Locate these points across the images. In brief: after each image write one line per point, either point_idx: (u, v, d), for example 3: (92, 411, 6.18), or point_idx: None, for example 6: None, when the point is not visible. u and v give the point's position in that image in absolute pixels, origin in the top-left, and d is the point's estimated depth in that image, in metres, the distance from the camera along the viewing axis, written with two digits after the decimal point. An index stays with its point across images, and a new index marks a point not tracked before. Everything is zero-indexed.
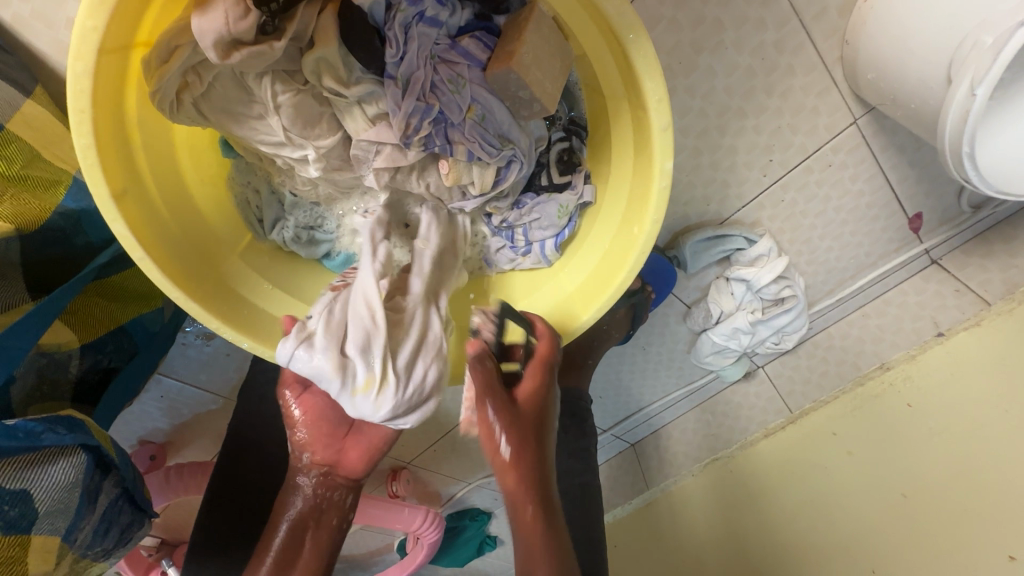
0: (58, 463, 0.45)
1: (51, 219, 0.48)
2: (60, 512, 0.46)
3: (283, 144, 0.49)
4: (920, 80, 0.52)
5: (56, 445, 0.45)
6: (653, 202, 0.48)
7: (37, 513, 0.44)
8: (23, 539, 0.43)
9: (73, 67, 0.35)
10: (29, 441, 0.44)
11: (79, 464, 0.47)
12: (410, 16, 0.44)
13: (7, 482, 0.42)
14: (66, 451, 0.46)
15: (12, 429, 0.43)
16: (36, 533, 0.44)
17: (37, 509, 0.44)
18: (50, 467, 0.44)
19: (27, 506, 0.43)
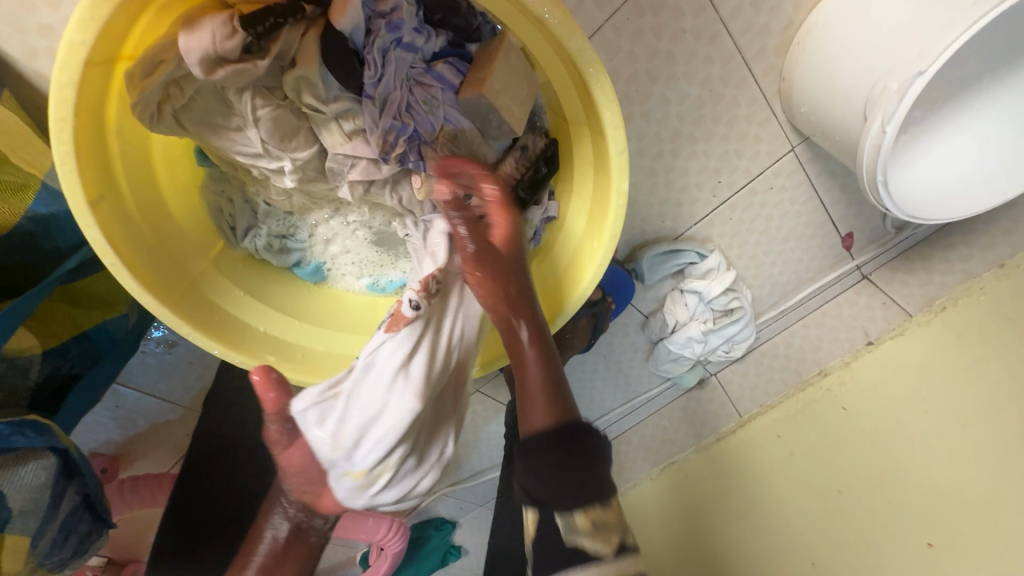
0: (29, 466, 0.46)
1: (20, 223, 0.49)
2: (33, 511, 0.47)
3: (260, 155, 0.50)
4: (843, 118, 0.59)
5: (24, 448, 0.46)
6: (610, 219, 0.52)
7: (11, 511, 0.45)
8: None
9: (57, 79, 0.36)
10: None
11: (48, 466, 0.47)
12: (387, 42, 0.46)
13: None
14: (34, 454, 0.46)
15: None
16: (9, 532, 0.45)
17: (11, 508, 0.45)
18: (20, 469, 0.45)
19: (0, 506, 0.44)
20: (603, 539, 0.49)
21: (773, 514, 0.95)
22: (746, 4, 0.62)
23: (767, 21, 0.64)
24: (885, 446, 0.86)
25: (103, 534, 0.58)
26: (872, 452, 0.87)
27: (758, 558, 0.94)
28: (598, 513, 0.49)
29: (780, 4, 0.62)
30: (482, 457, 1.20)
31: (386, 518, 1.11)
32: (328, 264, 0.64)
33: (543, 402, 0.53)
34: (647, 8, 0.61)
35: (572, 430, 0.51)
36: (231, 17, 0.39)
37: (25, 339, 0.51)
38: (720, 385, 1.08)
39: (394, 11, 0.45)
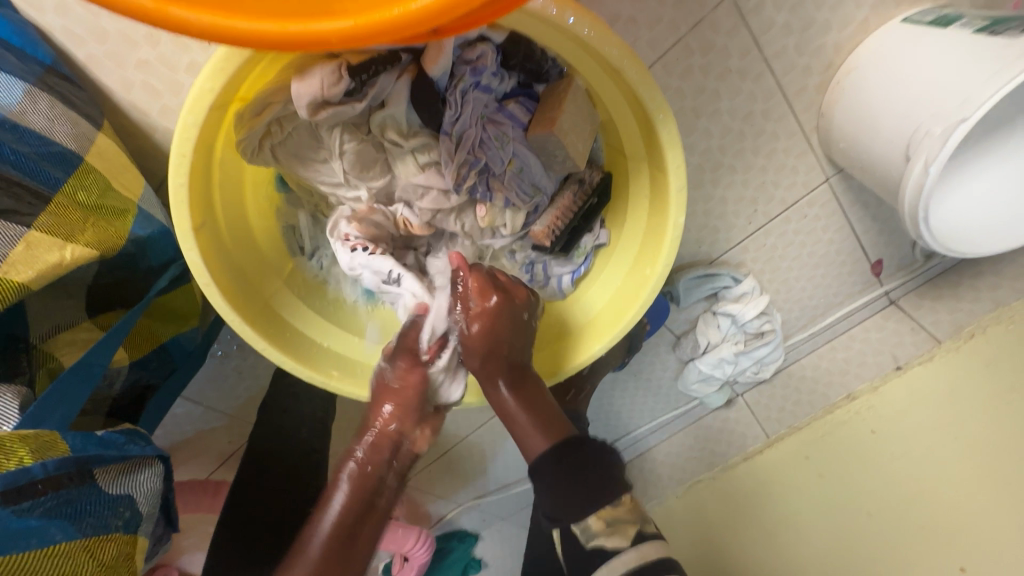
0: (145, 471, 0.48)
1: (126, 245, 0.52)
2: (149, 516, 0.49)
3: (340, 184, 0.55)
4: (884, 156, 0.62)
5: (139, 456, 0.48)
6: (665, 249, 0.55)
7: (137, 517, 0.47)
8: (132, 538, 0.46)
9: (184, 119, 0.41)
10: (118, 451, 0.47)
11: (158, 471, 0.50)
12: (467, 84, 0.50)
13: (110, 488, 0.45)
14: (148, 460, 0.49)
15: (103, 439, 0.46)
16: (141, 533, 0.47)
17: (140, 512, 0.47)
18: (141, 474, 0.47)
19: (134, 509, 0.47)
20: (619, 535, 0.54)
21: (797, 534, 0.97)
22: (790, 47, 0.66)
23: (808, 62, 0.67)
24: (918, 470, 0.87)
25: (165, 537, 0.59)
26: (901, 476, 0.89)
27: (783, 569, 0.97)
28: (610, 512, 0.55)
29: (822, 46, 0.66)
30: (508, 470, 1.23)
31: (415, 529, 1.14)
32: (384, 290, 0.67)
33: (542, 428, 0.59)
34: (696, 50, 0.64)
35: (573, 439, 0.57)
36: (340, 65, 0.43)
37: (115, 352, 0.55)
38: (748, 404, 1.09)
39: (480, 58, 0.49)
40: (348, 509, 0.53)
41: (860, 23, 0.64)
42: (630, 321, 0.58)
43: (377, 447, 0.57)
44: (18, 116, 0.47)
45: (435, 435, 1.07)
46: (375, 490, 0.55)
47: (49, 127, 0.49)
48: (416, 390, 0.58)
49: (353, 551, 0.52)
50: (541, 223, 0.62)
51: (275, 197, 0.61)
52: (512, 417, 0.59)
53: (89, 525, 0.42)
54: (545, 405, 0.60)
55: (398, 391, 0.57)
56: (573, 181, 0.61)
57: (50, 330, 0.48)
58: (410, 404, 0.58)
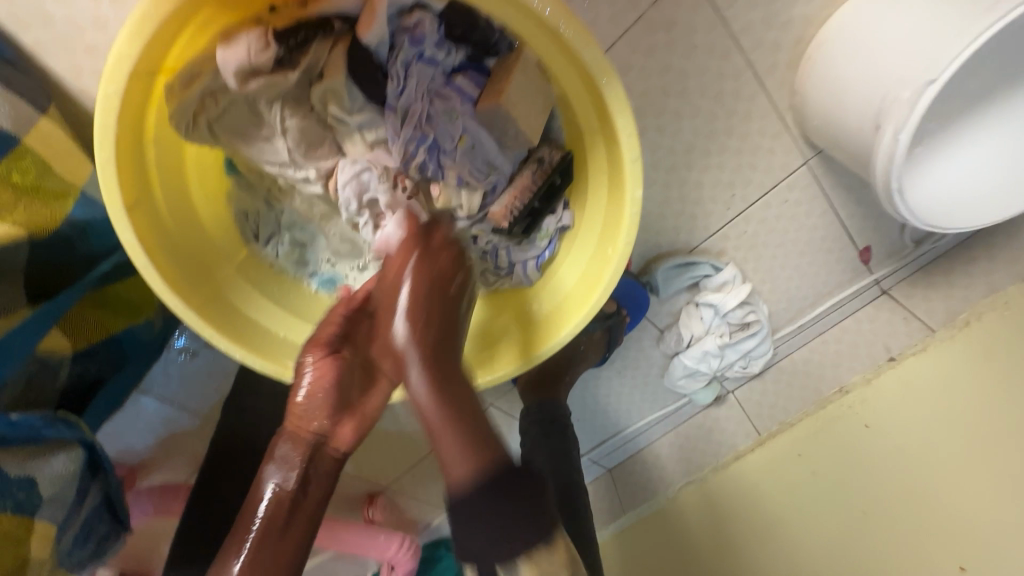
0: (60, 456, 0.48)
1: (61, 227, 0.51)
2: (59, 501, 0.48)
3: (287, 165, 0.53)
4: (857, 128, 0.60)
5: (54, 438, 0.48)
6: (625, 226, 0.53)
7: (41, 500, 0.46)
8: (27, 521, 0.45)
9: (105, 89, 0.39)
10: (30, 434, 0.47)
11: (77, 458, 0.49)
12: (410, 56, 0.49)
13: (15, 470, 0.45)
14: (65, 445, 0.49)
15: (13, 420, 0.46)
16: (38, 518, 0.46)
17: (40, 495, 0.46)
18: (48, 458, 0.47)
19: (32, 491, 0.45)
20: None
21: (791, 536, 0.93)
22: (757, 21, 0.64)
23: (778, 37, 0.65)
24: (913, 464, 0.83)
25: (119, 537, 0.58)
26: (897, 472, 0.85)
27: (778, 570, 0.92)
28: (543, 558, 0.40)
29: (791, 19, 0.64)
30: None
31: (398, 535, 1.12)
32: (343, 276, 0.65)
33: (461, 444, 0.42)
34: (659, 26, 0.63)
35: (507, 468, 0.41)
36: (265, 32, 0.42)
37: (54, 339, 0.52)
38: (739, 402, 1.05)
39: (417, 26, 0.48)
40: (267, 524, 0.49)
41: None
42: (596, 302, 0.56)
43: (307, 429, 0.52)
44: None
45: (414, 436, 1.05)
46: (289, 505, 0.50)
47: None
48: (328, 382, 0.52)
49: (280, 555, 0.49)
50: (501, 203, 0.60)
51: (223, 182, 0.59)
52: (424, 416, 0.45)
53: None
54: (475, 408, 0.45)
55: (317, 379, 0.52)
56: (533, 163, 0.59)
57: None
58: (318, 398, 0.52)
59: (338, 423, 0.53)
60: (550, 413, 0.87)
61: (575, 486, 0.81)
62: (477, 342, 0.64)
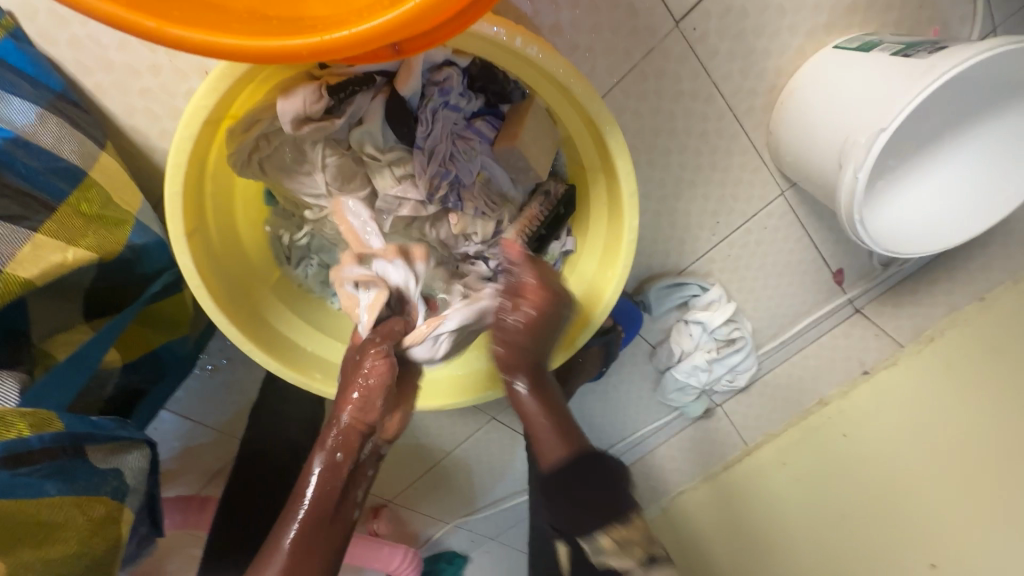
0: (129, 455, 0.54)
1: (122, 251, 0.56)
2: (134, 491, 0.55)
3: (323, 196, 0.60)
4: (822, 166, 0.68)
5: (128, 438, 0.54)
6: (623, 252, 0.60)
7: (126, 489, 0.53)
8: (120, 506, 0.52)
9: (181, 133, 0.46)
10: (110, 433, 0.52)
11: (146, 452, 0.56)
12: (437, 104, 0.56)
13: (104, 461, 0.52)
14: (137, 442, 0.55)
15: (96, 422, 0.51)
16: (126, 505, 0.53)
17: (127, 483, 0.53)
18: (129, 453, 0.54)
19: (120, 480, 0.53)
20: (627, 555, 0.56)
21: (781, 540, 0.99)
22: (735, 71, 0.72)
23: (753, 85, 0.74)
24: (881, 468, 0.92)
25: (153, 538, 0.63)
26: (874, 477, 0.92)
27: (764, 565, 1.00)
28: (621, 533, 0.56)
29: (765, 70, 0.72)
30: (494, 487, 1.24)
31: (402, 547, 1.15)
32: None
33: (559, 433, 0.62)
34: (650, 74, 0.71)
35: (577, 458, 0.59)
36: (319, 87, 0.50)
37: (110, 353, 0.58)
38: (726, 415, 1.10)
39: (446, 80, 0.55)
40: (313, 512, 0.57)
41: (796, 50, 0.71)
42: (602, 316, 0.62)
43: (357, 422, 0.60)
44: (30, 135, 0.53)
45: (419, 449, 1.09)
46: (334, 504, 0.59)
47: (57, 145, 0.54)
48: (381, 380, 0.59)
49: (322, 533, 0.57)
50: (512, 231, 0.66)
51: (262, 210, 0.66)
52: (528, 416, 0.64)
53: (79, 487, 0.49)
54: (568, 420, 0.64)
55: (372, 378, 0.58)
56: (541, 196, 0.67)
57: (52, 329, 0.52)
58: (373, 392, 0.59)
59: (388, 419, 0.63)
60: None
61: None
62: None
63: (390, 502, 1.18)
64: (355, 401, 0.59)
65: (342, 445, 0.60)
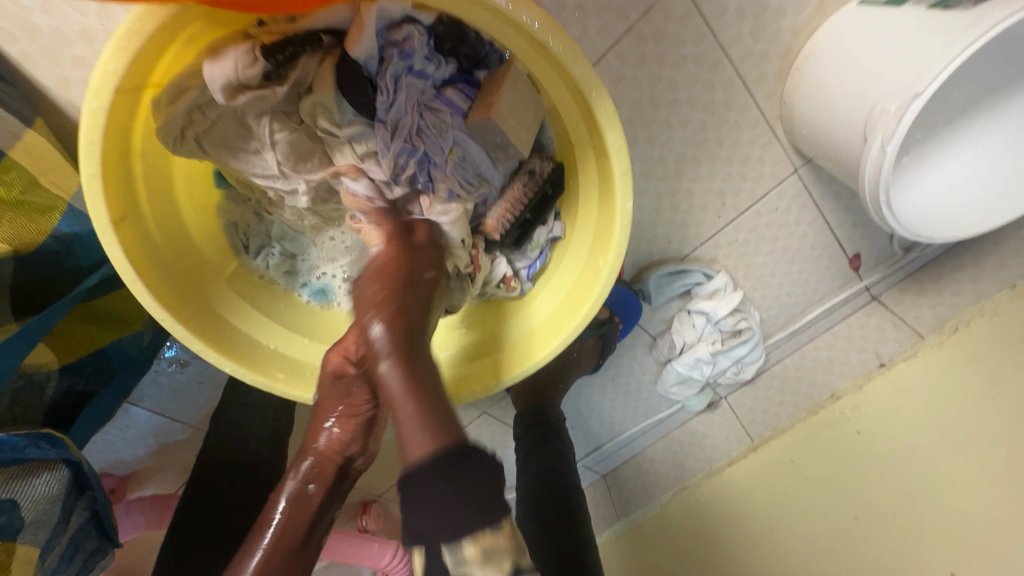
0: (43, 476, 0.47)
1: (44, 242, 0.51)
2: (42, 523, 0.47)
3: (276, 177, 0.53)
4: (844, 139, 0.61)
5: (39, 459, 0.47)
6: (615, 238, 0.53)
7: (23, 523, 0.45)
8: (9, 546, 0.44)
9: (89, 104, 0.39)
10: (13, 455, 0.45)
11: (61, 476, 0.48)
12: (399, 69, 0.49)
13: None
14: (49, 465, 0.47)
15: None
16: (21, 541, 0.45)
17: (23, 517, 0.45)
18: (32, 479, 0.46)
19: (13, 514, 0.44)
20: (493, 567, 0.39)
21: (787, 538, 0.92)
22: (745, 33, 0.64)
23: (766, 48, 0.65)
24: (898, 469, 0.85)
25: (105, 552, 0.58)
26: (888, 476, 0.85)
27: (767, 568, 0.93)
28: (489, 538, 0.39)
29: (779, 31, 0.64)
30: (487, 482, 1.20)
31: (391, 544, 1.11)
32: (333, 286, 0.66)
33: (428, 418, 0.44)
34: (649, 37, 0.63)
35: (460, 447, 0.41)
36: (253, 46, 0.42)
37: (43, 354, 0.53)
38: (732, 409, 1.06)
39: (406, 40, 0.47)
40: (283, 540, 0.52)
41: (815, 7, 0.63)
42: (590, 312, 0.56)
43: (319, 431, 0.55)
44: None
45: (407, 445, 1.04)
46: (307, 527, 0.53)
47: None
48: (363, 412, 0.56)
49: (288, 564, 0.52)
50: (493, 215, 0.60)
51: (214, 195, 0.59)
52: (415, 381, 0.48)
53: None
54: (442, 399, 0.46)
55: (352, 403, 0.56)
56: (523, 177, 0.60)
57: None
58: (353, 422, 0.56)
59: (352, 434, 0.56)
60: (545, 417, 0.88)
61: (576, 496, 0.80)
62: (492, 343, 0.64)
63: (379, 498, 1.14)
64: (331, 431, 0.55)
65: (318, 469, 0.55)
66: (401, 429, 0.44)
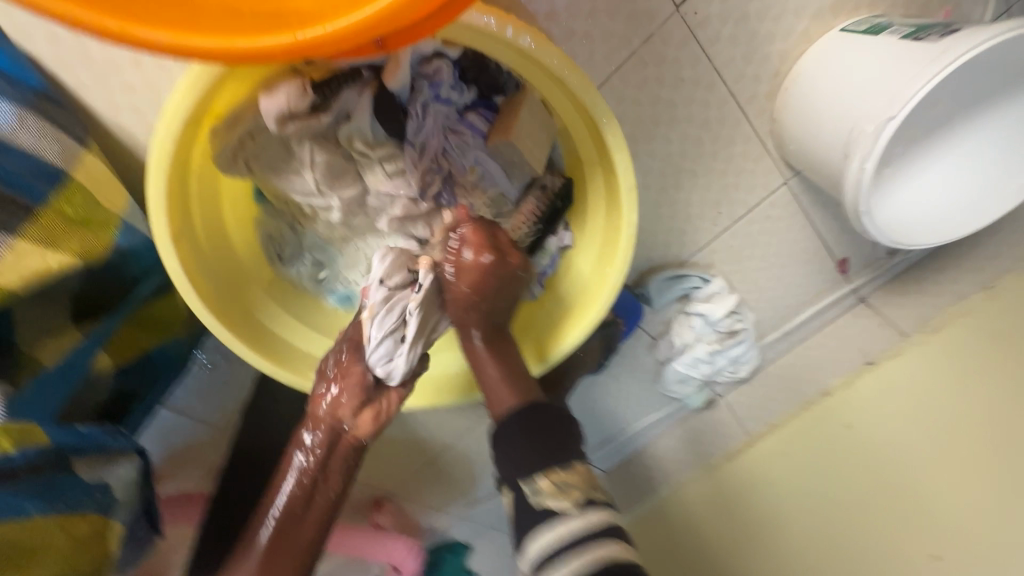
0: (118, 462, 0.55)
1: (105, 254, 0.55)
2: (126, 504, 0.56)
3: (313, 194, 0.58)
4: (828, 156, 0.66)
5: (118, 447, 0.56)
6: (622, 247, 0.59)
7: (114, 501, 0.54)
8: (102, 521, 0.53)
9: (161, 133, 0.44)
10: (97, 445, 0.54)
11: (135, 464, 0.57)
12: (427, 97, 0.55)
13: (89, 477, 0.53)
14: (126, 453, 0.57)
15: (81, 433, 0.53)
16: (113, 519, 0.54)
17: (113, 497, 0.54)
18: (115, 466, 0.55)
19: (106, 494, 0.54)
20: (564, 496, 0.59)
21: (779, 526, 0.99)
22: (738, 56, 0.70)
23: (757, 70, 0.71)
24: (884, 460, 0.91)
25: (152, 540, 0.62)
26: (875, 468, 0.92)
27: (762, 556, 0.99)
28: (560, 476, 0.59)
29: (768, 55, 0.70)
30: (494, 479, 1.25)
31: (404, 539, 1.17)
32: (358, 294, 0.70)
33: (510, 383, 0.64)
34: (650, 61, 0.68)
35: (530, 409, 0.63)
36: (303, 83, 0.48)
37: (99, 357, 0.57)
38: (729, 406, 1.09)
39: (435, 72, 0.54)
40: (286, 511, 0.61)
41: (801, 34, 0.69)
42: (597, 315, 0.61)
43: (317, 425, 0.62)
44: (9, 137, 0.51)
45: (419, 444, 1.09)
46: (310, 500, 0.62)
47: (38, 145, 0.53)
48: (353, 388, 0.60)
49: (295, 535, 0.61)
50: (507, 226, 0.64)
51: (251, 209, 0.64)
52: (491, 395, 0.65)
53: (63, 504, 0.50)
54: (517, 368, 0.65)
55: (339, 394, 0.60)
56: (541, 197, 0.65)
57: (37, 334, 0.52)
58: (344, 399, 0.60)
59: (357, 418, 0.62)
60: None
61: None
62: None
63: (391, 495, 1.19)
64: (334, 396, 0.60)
65: (317, 445, 0.62)
66: (490, 388, 0.64)
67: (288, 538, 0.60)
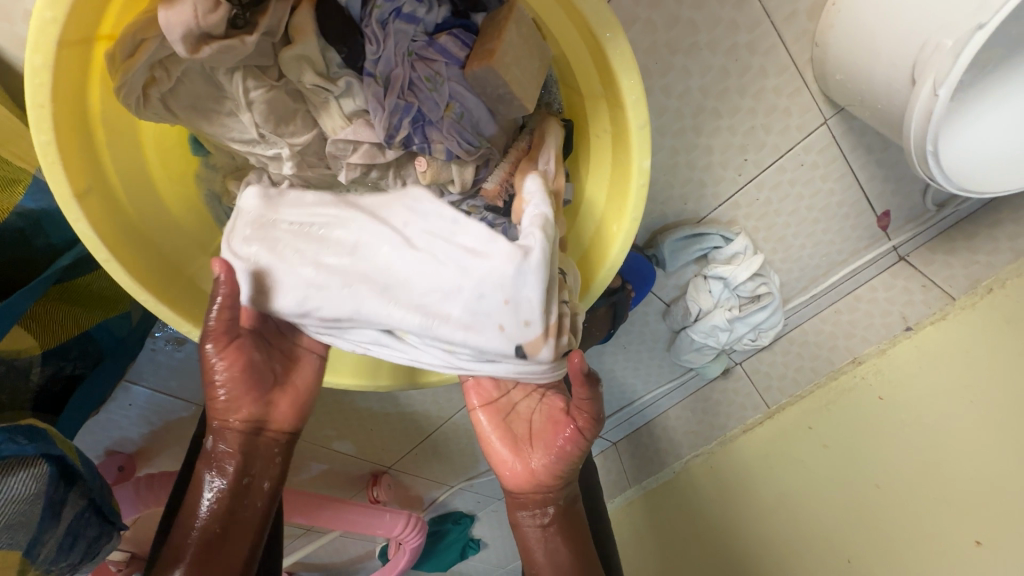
0: (20, 474, 0.44)
1: (9, 219, 0.48)
2: (21, 525, 0.44)
3: (255, 142, 0.49)
4: (886, 81, 0.55)
5: (17, 455, 0.44)
6: (632, 199, 0.49)
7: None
8: None
9: (30, 60, 0.35)
10: None
11: (41, 474, 0.46)
12: (386, 12, 0.47)
13: None
14: (28, 461, 0.45)
15: None
16: None
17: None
18: (10, 476, 0.43)
19: None
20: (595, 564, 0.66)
21: (797, 507, 0.92)
22: None
23: None
24: (920, 434, 0.83)
25: (112, 538, 0.57)
26: (908, 446, 0.83)
27: (775, 541, 0.94)
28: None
29: None
30: None
31: (403, 513, 1.13)
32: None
33: (566, 534, 0.59)
34: None
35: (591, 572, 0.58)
36: None
37: (23, 340, 0.50)
38: (746, 373, 1.03)
39: None
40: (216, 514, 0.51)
41: None
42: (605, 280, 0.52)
43: (234, 420, 0.54)
44: None
45: (414, 420, 1.04)
46: (246, 496, 0.53)
47: None
48: (246, 361, 0.54)
49: (226, 550, 0.51)
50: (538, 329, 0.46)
51: (192, 162, 0.56)
52: (530, 549, 0.60)
53: None
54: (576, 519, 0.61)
55: (235, 359, 0.53)
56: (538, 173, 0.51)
57: None
58: (241, 378, 0.53)
59: (267, 402, 0.56)
60: None
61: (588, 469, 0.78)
62: None
63: (389, 469, 1.15)
64: (231, 373, 0.53)
65: (235, 439, 0.54)
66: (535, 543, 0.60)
67: (215, 552, 0.51)
